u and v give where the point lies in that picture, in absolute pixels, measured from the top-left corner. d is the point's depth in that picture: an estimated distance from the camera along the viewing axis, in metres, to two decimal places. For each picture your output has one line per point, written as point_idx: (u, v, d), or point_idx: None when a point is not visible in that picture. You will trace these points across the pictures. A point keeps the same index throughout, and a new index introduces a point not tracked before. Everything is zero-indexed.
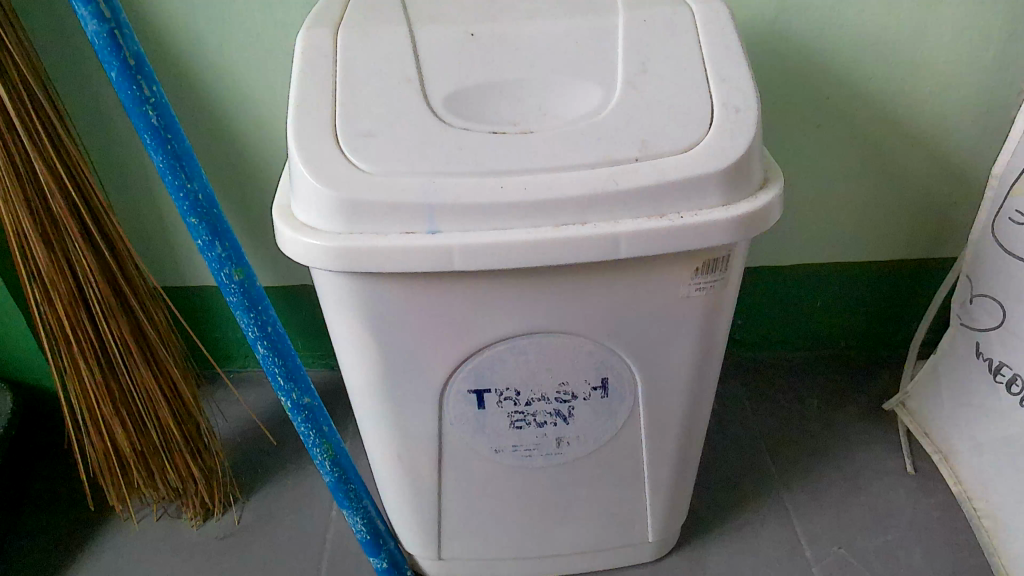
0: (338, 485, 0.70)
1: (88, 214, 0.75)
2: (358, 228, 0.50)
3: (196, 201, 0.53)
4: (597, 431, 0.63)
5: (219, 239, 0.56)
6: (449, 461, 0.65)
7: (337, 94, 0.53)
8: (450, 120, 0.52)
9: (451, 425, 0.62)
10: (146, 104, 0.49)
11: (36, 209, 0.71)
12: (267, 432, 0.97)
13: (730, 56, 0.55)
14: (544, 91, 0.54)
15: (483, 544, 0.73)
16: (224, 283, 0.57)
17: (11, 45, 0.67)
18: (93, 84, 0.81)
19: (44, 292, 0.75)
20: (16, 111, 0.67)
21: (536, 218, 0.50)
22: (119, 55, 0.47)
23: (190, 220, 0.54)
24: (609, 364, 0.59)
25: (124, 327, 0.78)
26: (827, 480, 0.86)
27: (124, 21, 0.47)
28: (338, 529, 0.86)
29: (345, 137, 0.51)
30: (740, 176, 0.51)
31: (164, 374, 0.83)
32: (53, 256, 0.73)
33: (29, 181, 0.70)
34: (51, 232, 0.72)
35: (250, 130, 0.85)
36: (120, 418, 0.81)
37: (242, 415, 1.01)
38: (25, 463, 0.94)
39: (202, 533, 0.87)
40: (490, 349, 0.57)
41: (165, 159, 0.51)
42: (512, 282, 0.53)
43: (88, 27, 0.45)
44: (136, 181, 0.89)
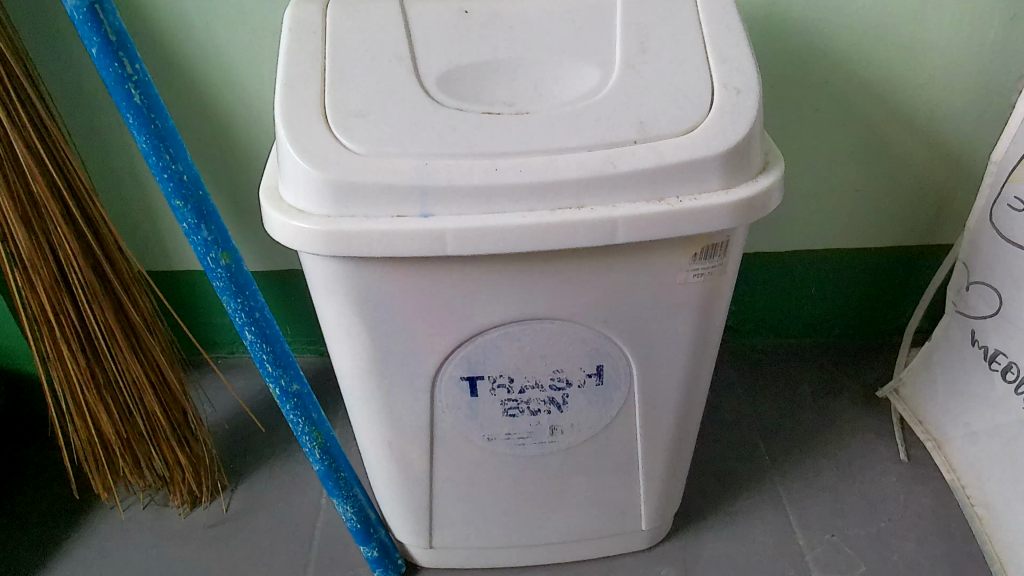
0: (328, 472, 0.70)
1: (70, 196, 0.73)
2: (348, 211, 0.49)
3: (180, 182, 0.55)
4: (592, 419, 0.62)
5: (205, 223, 0.57)
6: (441, 449, 0.64)
7: (326, 71, 0.52)
8: (444, 99, 0.51)
9: (444, 412, 0.61)
10: (128, 83, 0.49)
11: (17, 192, 0.69)
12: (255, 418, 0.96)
13: (731, 36, 0.53)
14: (541, 71, 0.52)
15: (475, 533, 0.72)
16: (210, 267, 0.59)
17: None
18: (75, 62, 0.79)
19: (25, 277, 0.73)
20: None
21: (531, 201, 0.49)
22: (100, 31, 0.47)
23: (176, 203, 0.56)
24: (604, 350, 0.58)
25: (109, 312, 0.77)
26: (820, 467, 0.85)
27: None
28: (327, 518, 0.85)
29: (334, 116, 0.50)
30: (741, 160, 0.50)
31: (150, 360, 0.81)
32: (34, 240, 0.71)
33: (10, 161, 0.68)
34: (32, 214, 0.71)
35: (237, 113, 0.83)
36: (105, 404, 0.80)
37: (230, 401, 0.99)
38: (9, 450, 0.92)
39: (190, 521, 0.85)
40: (484, 335, 0.56)
41: (148, 139, 0.52)
42: (506, 266, 0.51)
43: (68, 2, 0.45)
44: (121, 162, 0.87)
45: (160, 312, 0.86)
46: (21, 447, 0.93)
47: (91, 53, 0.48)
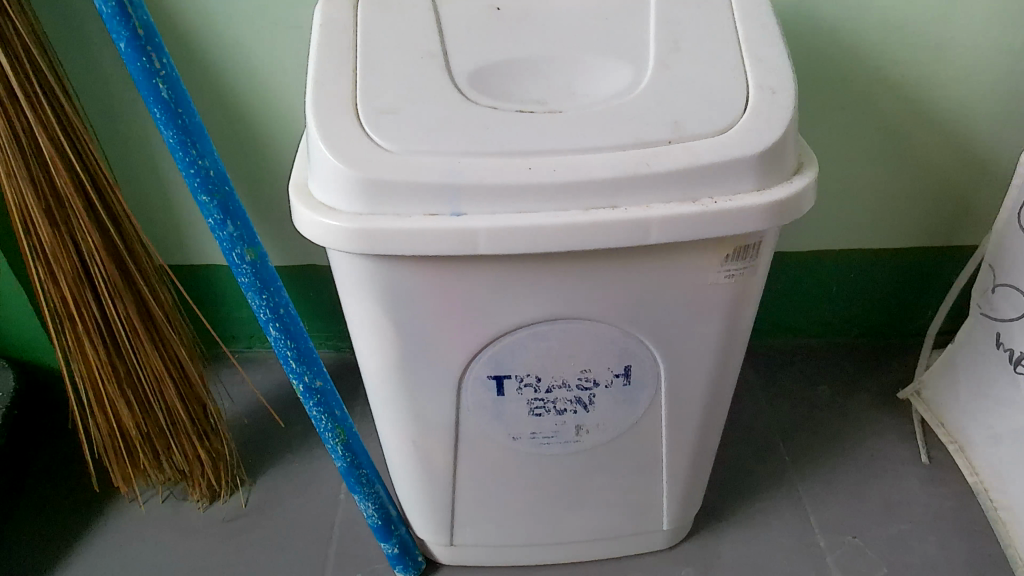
0: (350, 469, 0.70)
1: (93, 190, 0.73)
2: (378, 209, 0.49)
3: (206, 177, 0.56)
4: (618, 419, 0.62)
5: (230, 218, 0.58)
6: (466, 447, 0.64)
7: (357, 67, 0.51)
8: (476, 97, 0.50)
9: (469, 411, 0.61)
10: (156, 76, 0.51)
11: (40, 184, 0.70)
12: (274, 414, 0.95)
13: (766, 35, 0.53)
14: (574, 69, 0.52)
15: (495, 531, 0.72)
16: (236, 262, 0.60)
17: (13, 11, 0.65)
18: (97, 55, 0.79)
19: (48, 270, 0.74)
20: (18, 83, 0.66)
21: (564, 200, 0.48)
22: (127, 24, 0.49)
23: (202, 198, 0.57)
24: (632, 351, 0.57)
25: (130, 306, 0.77)
26: (840, 469, 0.85)
27: None
28: (346, 514, 0.85)
29: (365, 113, 0.50)
30: (775, 160, 0.49)
31: (171, 355, 0.81)
32: (58, 233, 0.72)
33: (33, 154, 0.69)
34: (55, 207, 0.71)
35: (261, 108, 0.83)
36: (126, 398, 0.80)
37: (249, 395, 0.99)
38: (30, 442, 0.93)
39: (208, 515, 0.86)
40: (512, 335, 0.56)
41: (175, 133, 0.54)
42: (536, 266, 0.51)
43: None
44: (140, 156, 0.87)
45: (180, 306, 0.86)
46: (41, 440, 0.93)
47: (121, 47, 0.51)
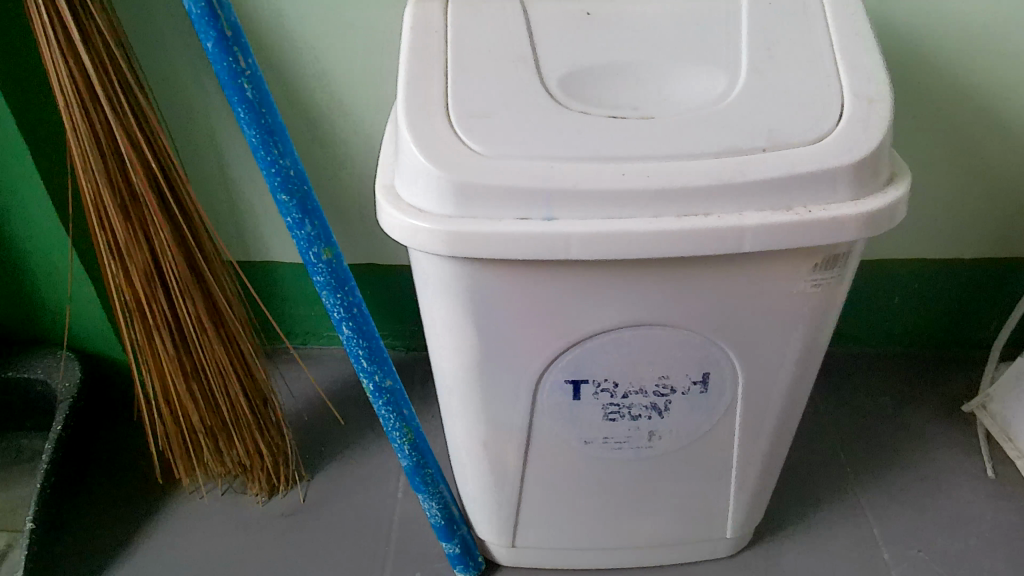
0: (416, 469, 0.71)
1: (166, 187, 0.74)
2: (469, 213, 0.49)
3: (288, 179, 0.57)
4: (692, 426, 0.62)
5: (309, 219, 0.60)
6: (537, 450, 0.64)
7: (448, 70, 0.51)
8: (568, 102, 0.50)
9: (544, 414, 0.61)
10: (240, 76, 0.54)
11: (116, 181, 0.71)
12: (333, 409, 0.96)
13: (861, 42, 0.52)
14: (666, 75, 0.52)
15: (559, 534, 0.72)
16: (312, 262, 0.62)
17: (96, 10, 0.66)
18: (170, 53, 0.80)
19: (121, 265, 0.75)
20: (99, 85, 0.67)
21: (657, 207, 0.48)
22: (216, 24, 0.50)
23: (282, 199, 0.58)
24: (712, 358, 0.57)
25: (198, 302, 0.78)
26: (902, 481, 0.84)
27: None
28: (404, 512, 0.85)
29: (457, 116, 0.50)
30: (871, 170, 0.49)
31: (236, 350, 0.82)
32: (131, 229, 0.73)
33: (110, 150, 0.70)
34: (129, 203, 0.72)
35: (328, 106, 0.84)
36: (191, 392, 0.81)
37: (308, 389, 1.00)
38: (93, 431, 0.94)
39: (267, 509, 0.86)
40: (593, 340, 0.56)
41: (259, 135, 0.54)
42: (624, 271, 0.51)
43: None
44: (206, 153, 0.88)
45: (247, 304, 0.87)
46: (104, 430, 0.95)
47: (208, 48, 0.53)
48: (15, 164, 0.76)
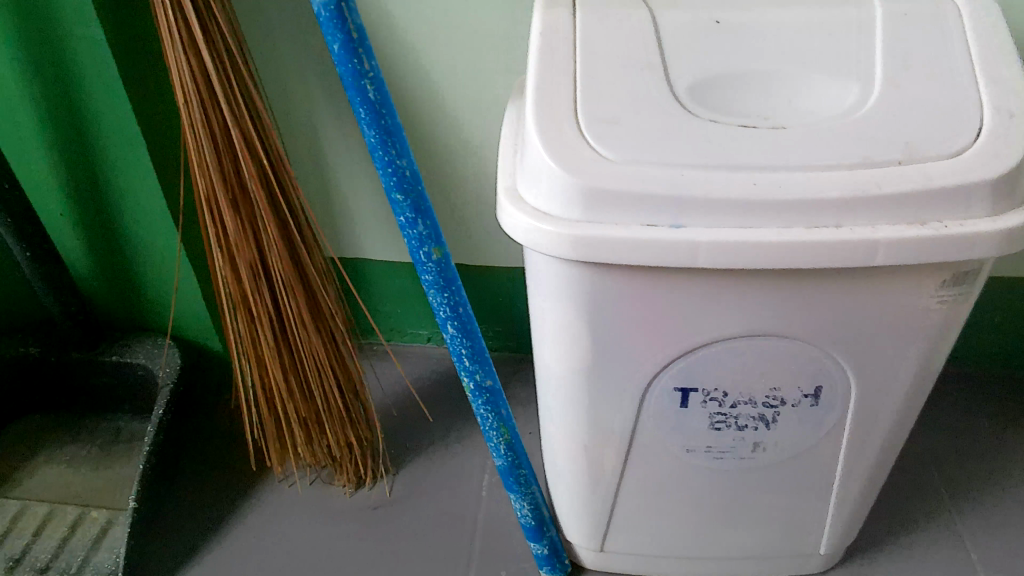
0: (509, 469, 0.72)
1: (275, 184, 0.77)
2: (596, 218, 0.50)
3: (402, 177, 0.62)
4: (798, 439, 0.61)
5: (422, 217, 0.64)
6: (638, 455, 0.64)
7: (577, 75, 0.52)
8: (698, 110, 0.51)
9: (649, 421, 0.61)
10: (364, 78, 0.58)
11: (229, 176, 0.73)
12: (422, 406, 0.98)
13: (1001, 55, 0.51)
14: (797, 85, 0.51)
15: (650, 540, 0.72)
16: (422, 260, 0.65)
17: (218, 12, 0.69)
18: (280, 54, 0.83)
19: (229, 257, 0.77)
20: (220, 84, 0.70)
21: (788, 217, 0.48)
22: (344, 27, 0.55)
23: (396, 197, 0.62)
24: (827, 372, 0.56)
25: (299, 296, 0.79)
26: (1001, 505, 0.82)
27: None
28: (488, 510, 0.86)
29: (587, 122, 0.50)
30: (1011, 187, 0.48)
31: (332, 344, 0.84)
32: (240, 223, 0.75)
33: (224, 147, 0.72)
34: (240, 198, 0.75)
35: (429, 105, 0.86)
36: (288, 383, 0.83)
37: (396, 381, 1.02)
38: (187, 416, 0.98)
39: (354, 501, 0.88)
40: (707, 349, 0.56)
41: (377, 134, 0.60)
42: (748, 280, 0.51)
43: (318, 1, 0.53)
44: (307, 150, 0.91)
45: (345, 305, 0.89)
46: (197, 416, 0.98)
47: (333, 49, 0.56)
48: (133, 158, 0.80)
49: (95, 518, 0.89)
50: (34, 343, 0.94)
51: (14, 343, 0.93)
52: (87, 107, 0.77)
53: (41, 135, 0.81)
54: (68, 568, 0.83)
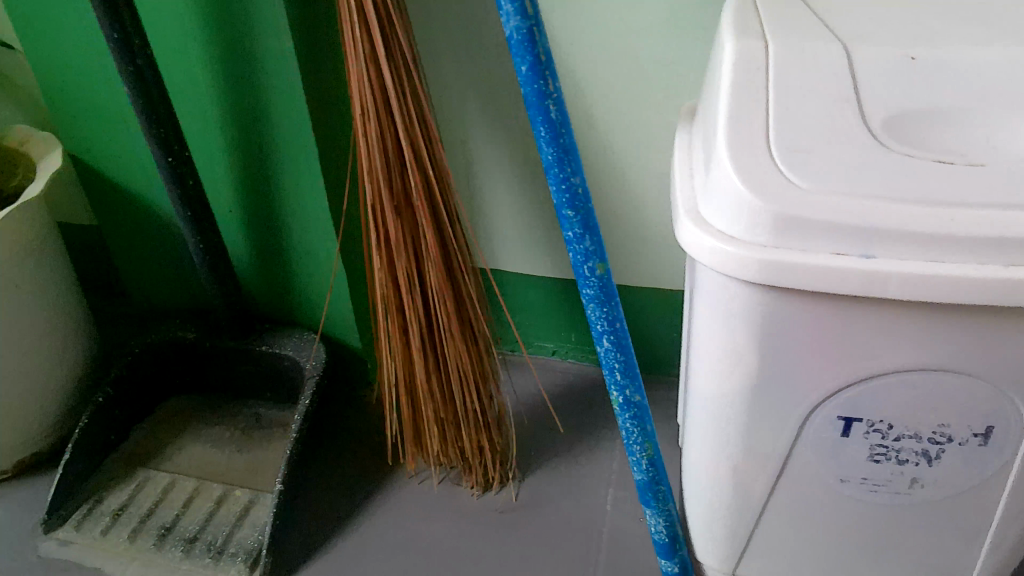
0: (649, 484, 0.74)
1: (438, 194, 0.81)
2: (784, 243, 0.51)
3: (574, 194, 0.65)
4: (960, 478, 0.60)
5: (589, 234, 0.66)
6: (788, 480, 0.65)
7: (769, 105, 0.54)
8: (891, 144, 0.52)
9: (806, 447, 0.62)
10: (547, 99, 0.62)
11: (395, 183, 0.79)
12: (555, 417, 1.00)
13: None
14: (993, 124, 0.52)
15: (787, 568, 0.72)
16: (586, 275, 0.67)
17: (400, 30, 0.74)
18: (442, 73, 0.88)
19: (389, 260, 0.82)
20: (396, 99, 0.75)
21: (984, 255, 0.48)
22: (532, 50, 0.60)
23: (567, 213, 0.66)
24: (1001, 413, 0.56)
25: (450, 301, 0.83)
26: None
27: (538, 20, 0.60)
28: (613, 524, 0.88)
29: (779, 150, 0.52)
30: None
31: (475, 350, 0.87)
32: (403, 228, 0.80)
33: (394, 156, 0.78)
34: (403, 204, 0.80)
35: (581, 125, 0.89)
36: (431, 384, 0.87)
37: (526, 391, 1.06)
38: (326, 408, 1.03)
39: (481, 503, 0.91)
40: (878, 380, 0.56)
41: (555, 152, 0.64)
42: (933, 314, 0.51)
43: (512, 25, 0.59)
44: (458, 164, 0.95)
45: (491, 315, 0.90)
46: (335, 409, 1.03)
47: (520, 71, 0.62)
48: (303, 163, 0.86)
49: (238, 496, 0.95)
50: (191, 328, 1.00)
51: (174, 327, 1.01)
52: (268, 114, 0.83)
53: (223, 138, 0.87)
54: (214, 541, 0.90)
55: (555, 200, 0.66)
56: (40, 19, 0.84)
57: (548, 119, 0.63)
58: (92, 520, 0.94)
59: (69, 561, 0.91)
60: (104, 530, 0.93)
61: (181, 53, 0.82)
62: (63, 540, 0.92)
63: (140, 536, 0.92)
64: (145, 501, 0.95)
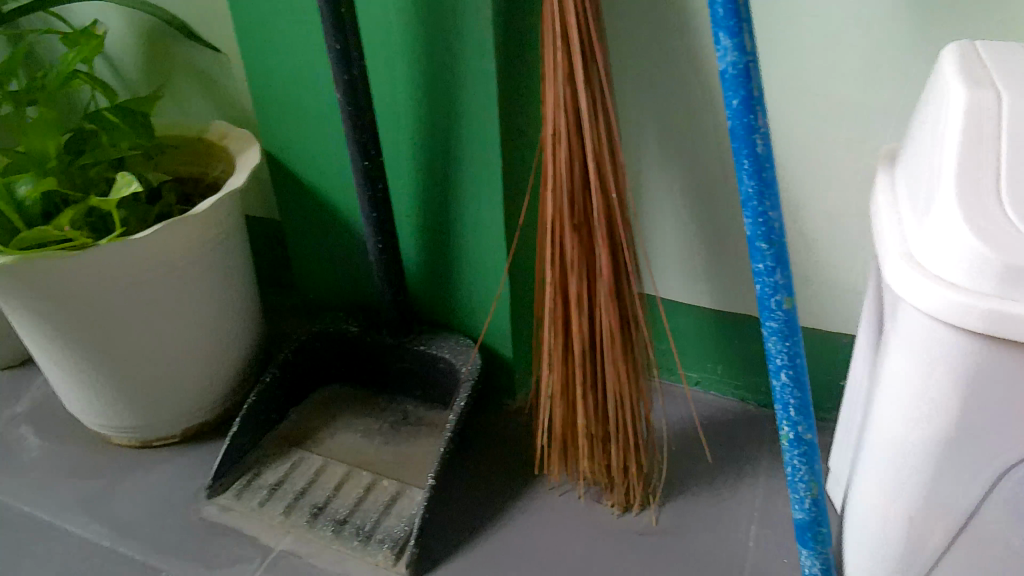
0: (809, 525, 0.75)
1: (616, 217, 0.83)
2: (1011, 296, 0.50)
3: (769, 228, 0.66)
4: None
5: (779, 268, 0.67)
6: (969, 536, 0.63)
7: (1001, 156, 0.54)
8: None
9: (996, 505, 0.60)
10: (755, 133, 0.63)
11: (577, 203, 0.82)
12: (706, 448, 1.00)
13: None
14: None
15: None
16: (773, 309, 0.68)
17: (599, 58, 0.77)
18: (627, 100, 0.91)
19: (561, 276, 0.86)
20: (589, 124, 0.78)
21: None
22: (747, 85, 0.61)
23: (760, 245, 0.67)
24: None
25: (616, 323, 0.85)
26: None
27: (753, 56, 0.62)
28: (756, 561, 0.87)
29: (1013, 203, 0.52)
30: None
31: (632, 372, 0.89)
32: (579, 247, 0.83)
33: (577, 178, 0.82)
34: (582, 225, 0.83)
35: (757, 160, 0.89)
36: (587, 399, 0.89)
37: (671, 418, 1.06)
38: (476, 413, 1.07)
39: (620, 523, 0.92)
40: None
41: (755, 185, 0.65)
42: None
43: (729, 61, 0.61)
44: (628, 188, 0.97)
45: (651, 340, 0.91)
46: (482, 415, 1.07)
47: (730, 104, 0.63)
48: (485, 176, 0.90)
49: (385, 486, 0.99)
50: (354, 322, 1.07)
51: (338, 320, 1.07)
52: (460, 127, 0.88)
53: (412, 147, 0.93)
54: (362, 525, 0.94)
55: (750, 233, 0.67)
56: (262, 31, 0.92)
57: (754, 153, 0.64)
58: (250, 491, 1.00)
59: (229, 526, 0.98)
60: (261, 501, 0.99)
61: (386, 67, 0.88)
62: (223, 506, 1.00)
63: (294, 511, 0.97)
64: (300, 479, 1.01)
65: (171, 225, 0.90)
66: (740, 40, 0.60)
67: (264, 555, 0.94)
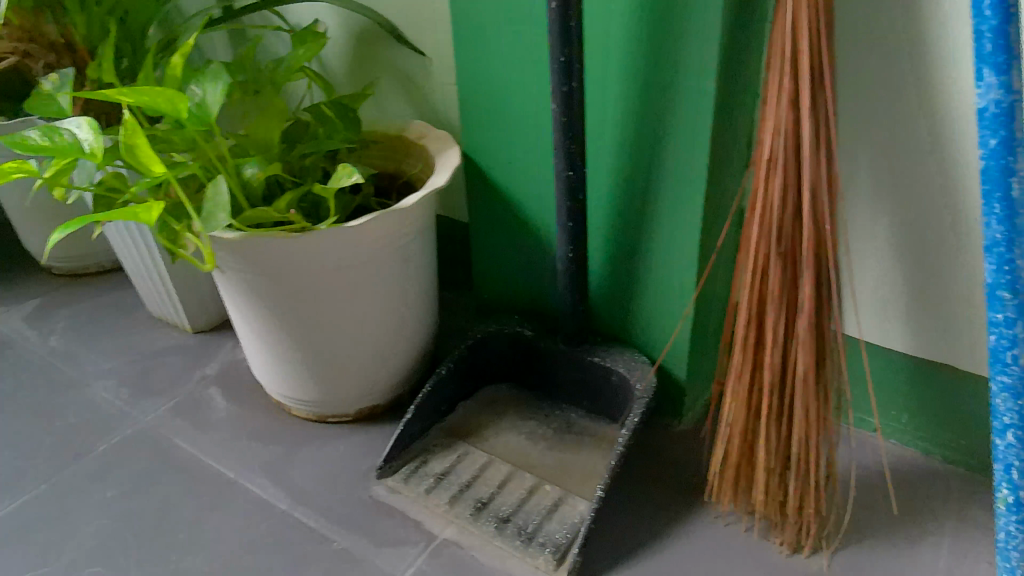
0: None
1: (826, 252, 0.80)
2: None
3: (1015, 278, 0.64)
4: None
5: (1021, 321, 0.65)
6: None
7: None
8: None
9: None
10: (1012, 177, 0.61)
11: (786, 235, 0.81)
12: (890, 499, 0.95)
13: None
14: None
15: None
16: (1007, 363, 0.66)
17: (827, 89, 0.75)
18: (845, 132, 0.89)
19: (760, 306, 0.85)
20: (810, 151, 0.76)
21: None
22: (1009, 128, 0.59)
23: (1002, 295, 0.65)
24: None
25: (813, 361, 0.82)
26: None
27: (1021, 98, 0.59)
28: None
29: None
30: None
31: (822, 411, 0.86)
32: (786, 278, 0.82)
33: (789, 211, 0.79)
34: (790, 258, 0.82)
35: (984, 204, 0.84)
36: (770, 433, 0.87)
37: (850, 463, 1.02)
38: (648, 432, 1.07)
39: (789, 563, 0.89)
40: None
41: (1006, 232, 0.62)
42: None
43: (991, 106, 0.59)
44: None
45: (845, 378, 0.88)
46: (651, 434, 1.07)
47: (986, 148, 0.61)
48: (686, 196, 0.90)
49: (548, 490, 1.01)
50: (528, 326, 1.10)
51: (514, 323, 1.11)
52: (667, 146, 0.88)
53: (613, 161, 0.94)
54: (524, 527, 0.96)
55: (992, 282, 0.65)
56: (481, 41, 0.96)
57: (1008, 198, 0.61)
58: (417, 478, 1.04)
59: (396, 508, 1.02)
60: (428, 488, 1.03)
61: (601, 82, 0.90)
62: (392, 488, 1.04)
63: (459, 503, 1.00)
64: (465, 471, 1.05)
65: (379, 218, 0.95)
66: (1010, 81, 0.57)
67: (428, 540, 0.97)
